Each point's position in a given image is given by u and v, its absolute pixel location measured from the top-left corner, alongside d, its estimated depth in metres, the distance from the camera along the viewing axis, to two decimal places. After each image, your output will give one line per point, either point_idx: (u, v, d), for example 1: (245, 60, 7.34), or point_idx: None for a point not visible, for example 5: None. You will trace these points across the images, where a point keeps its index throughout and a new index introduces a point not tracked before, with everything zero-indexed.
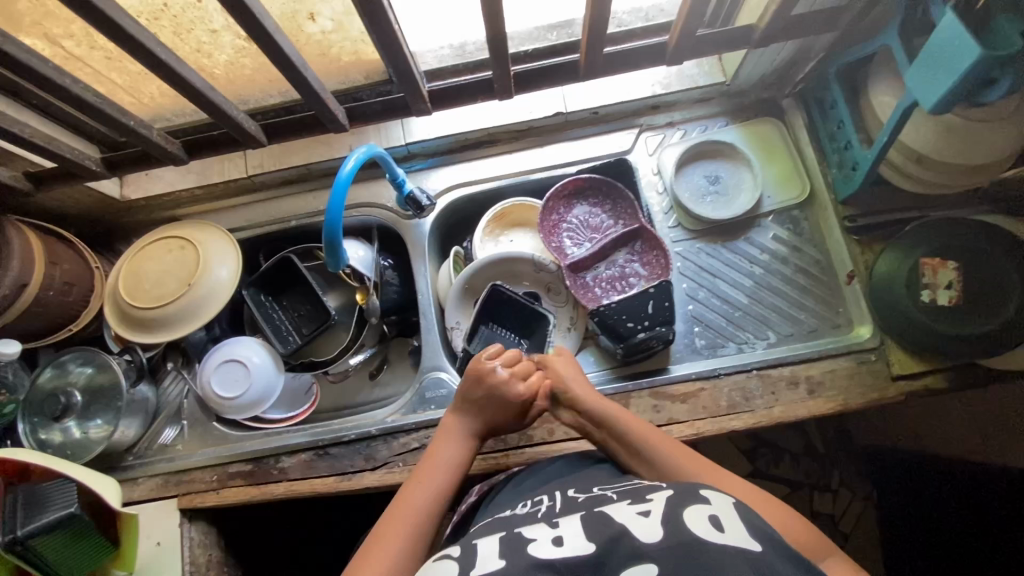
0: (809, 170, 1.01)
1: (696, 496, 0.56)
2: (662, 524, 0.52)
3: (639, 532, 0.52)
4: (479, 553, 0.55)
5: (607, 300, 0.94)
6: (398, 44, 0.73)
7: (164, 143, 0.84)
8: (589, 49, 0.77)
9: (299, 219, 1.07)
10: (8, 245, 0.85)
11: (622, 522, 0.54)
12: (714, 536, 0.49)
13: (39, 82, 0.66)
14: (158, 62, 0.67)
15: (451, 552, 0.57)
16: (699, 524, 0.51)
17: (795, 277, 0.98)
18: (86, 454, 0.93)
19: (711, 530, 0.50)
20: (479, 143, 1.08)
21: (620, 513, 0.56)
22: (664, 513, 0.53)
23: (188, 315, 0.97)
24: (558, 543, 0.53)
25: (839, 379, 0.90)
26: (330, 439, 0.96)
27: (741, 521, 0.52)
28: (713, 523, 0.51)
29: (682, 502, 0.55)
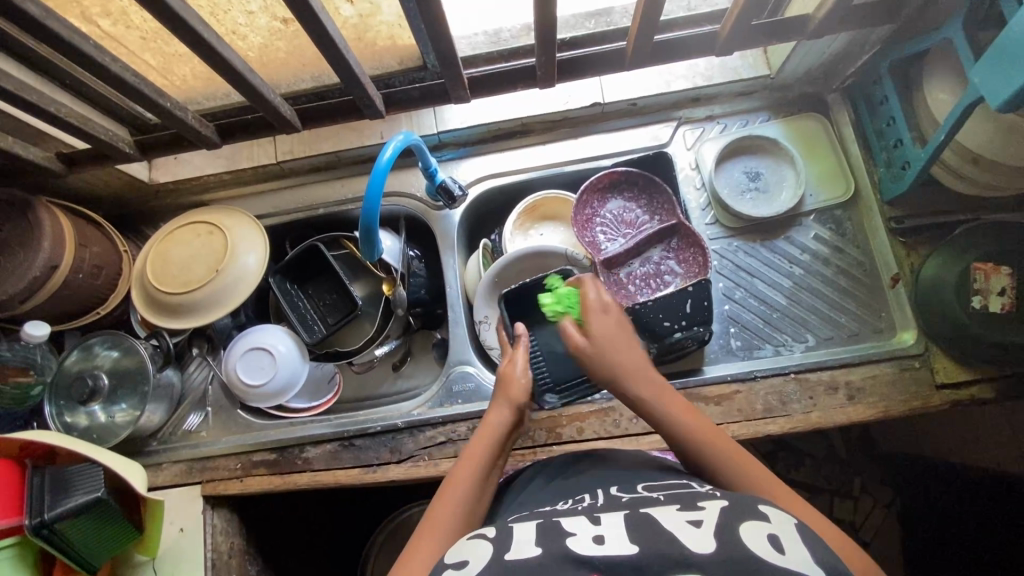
0: (854, 168, 0.98)
1: (752, 511, 0.51)
2: (715, 536, 0.48)
3: (687, 540, 0.48)
4: (515, 538, 0.53)
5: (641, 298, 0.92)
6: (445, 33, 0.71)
7: (198, 126, 0.82)
8: (638, 37, 0.73)
9: (327, 207, 1.06)
10: (39, 226, 0.84)
11: (670, 527, 0.50)
12: (772, 558, 0.45)
13: (77, 60, 0.64)
14: (199, 40, 0.65)
15: (485, 532, 0.56)
16: (758, 545, 0.47)
17: (836, 279, 0.95)
18: (112, 438, 0.92)
19: (770, 552, 0.46)
20: (511, 133, 1.05)
21: (667, 516, 0.52)
22: (718, 524, 0.49)
23: (214, 301, 0.96)
24: (599, 541, 0.49)
25: (881, 386, 0.88)
26: (356, 431, 0.95)
27: (801, 541, 0.48)
28: (773, 543, 0.47)
29: (738, 515, 0.51)
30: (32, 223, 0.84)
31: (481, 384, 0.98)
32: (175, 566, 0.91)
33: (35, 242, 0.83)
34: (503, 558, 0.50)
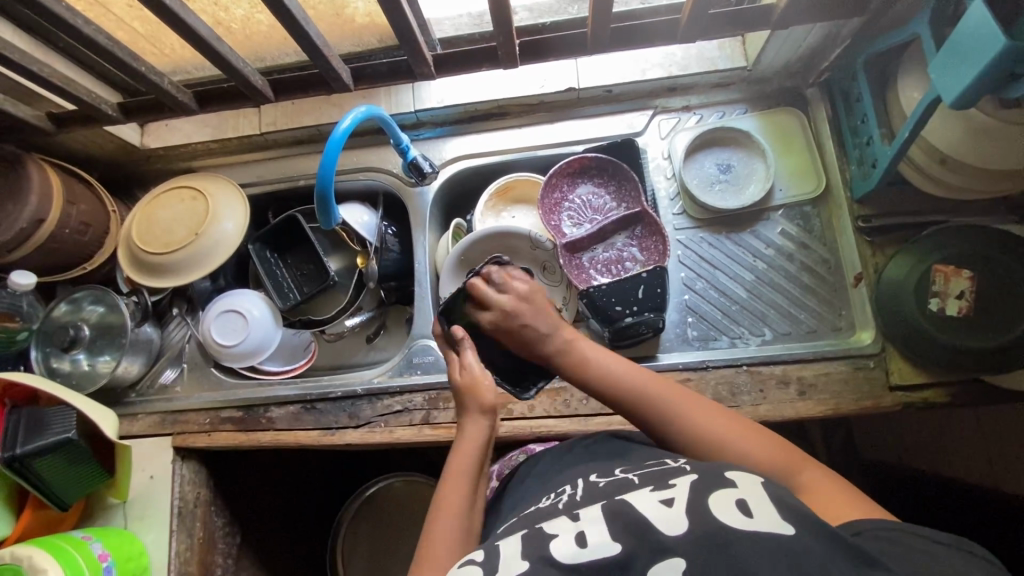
0: (826, 165, 0.97)
1: (720, 479, 0.53)
2: (687, 514, 0.50)
3: (659, 524, 0.49)
4: (502, 555, 0.53)
5: (597, 282, 0.93)
6: (402, 12, 0.72)
7: (176, 93, 0.85)
8: (596, 21, 0.74)
9: (306, 178, 1.09)
10: (28, 182, 0.89)
11: (643, 513, 0.51)
12: (743, 524, 0.47)
13: (54, 22, 0.68)
14: (164, 8, 0.68)
15: (474, 557, 0.54)
16: (727, 513, 0.49)
17: (799, 275, 0.95)
18: (89, 385, 0.98)
19: (737, 518, 0.48)
20: (489, 115, 1.07)
21: (640, 499, 0.54)
22: (688, 500, 0.51)
23: (195, 263, 1.01)
24: (582, 542, 0.51)
25: (832, 383, 0.88)
26: (317, 395, 0.99)
27: (769, 500, 0.50)
28: (741, 508, 0.49)
29: (705, 487, 0.52)
30: (22, 178, 0.89)
31: (440, 358, 1.01)
32: (144, 510, 0.97)
33: (23, 196, 0.88)
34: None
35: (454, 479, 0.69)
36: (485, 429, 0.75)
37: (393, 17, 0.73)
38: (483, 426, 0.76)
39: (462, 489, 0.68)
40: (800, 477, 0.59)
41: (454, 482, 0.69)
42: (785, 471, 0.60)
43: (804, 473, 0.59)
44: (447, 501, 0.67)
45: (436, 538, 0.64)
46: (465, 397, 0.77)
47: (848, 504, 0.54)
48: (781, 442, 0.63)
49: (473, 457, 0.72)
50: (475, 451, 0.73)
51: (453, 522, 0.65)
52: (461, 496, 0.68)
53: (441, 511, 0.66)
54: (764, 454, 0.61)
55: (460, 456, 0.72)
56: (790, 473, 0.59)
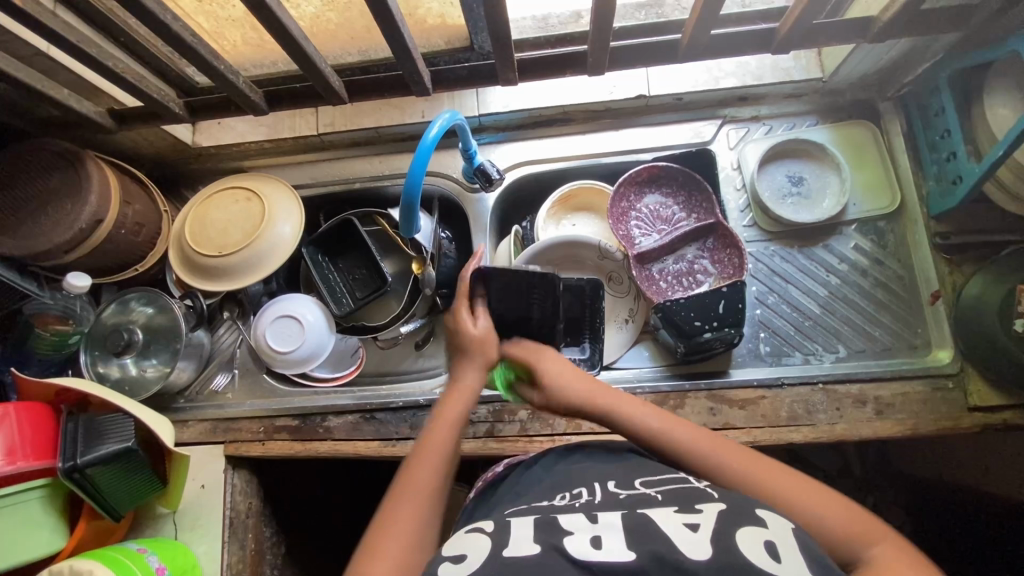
0: (901, 180, 0.95)
1: (751, 517, 0.52)
2: (712, 542, 0.48)
3: (682, 545, 0.48)
4: (512, 535, 0.53)
5: (673, 295, 0.91)
6: (501, 16, 0.70)
7: (247, 92, 0.82)
8: (697, 26, 0.71)
9: (363, 181, 1.06)
10: (87, 180, 0.85)
11: (666, 530, 0.51)
12: (769, 568, 0.46)
13: (141, 15, 0.65)
14: (261, 5, 0.65)
15: (482, 528, 0.56)
16: (753, 551, 0.47)
17: (873, 292, 0.93)
18: (143, 393, 0.94)
19: (767, 562, 0.46)
20: (553, 121, 1.05)
21: (664, 516, 0.53)
22: (714, 529, 0.50)
23: (251, 267, 0.98)
24: (597, 545, 0.50)
25: (911, 403, 0.86)
26: (378, 404, 0.96)
27: (798, 547, 0.49)
28: (769, 551, 0.47)
29: (734, 520, 0.51)
30: (81, 178, 0.85)
31: None
32: (195, 520, 0.94)
33: (82, 194, 0.85)
34: (501, 555, 0.50)
35: (441, 423, 0.70)
36: (481, 379, 0.76)
37: (489, 19, 0.70)
38: (480, 377, 0.76)
39: (447, 433, 0.68)
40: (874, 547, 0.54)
41: (439, 425, 0.69)
42: (861, 535, 0.55)
43: (879, 544, 0.54)
44: (430, 440, 0.67)
45: (416, 471, 0.64)
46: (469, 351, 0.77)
47: None
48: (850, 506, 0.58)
49: (463, 404, 0.73)
50: (468, 398, 0.73)
51: (433, 462, 0.65)
52: (444, 441, 0.67)
53: (424, 448, 0.66)
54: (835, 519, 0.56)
55: (450, 402, 0.72)
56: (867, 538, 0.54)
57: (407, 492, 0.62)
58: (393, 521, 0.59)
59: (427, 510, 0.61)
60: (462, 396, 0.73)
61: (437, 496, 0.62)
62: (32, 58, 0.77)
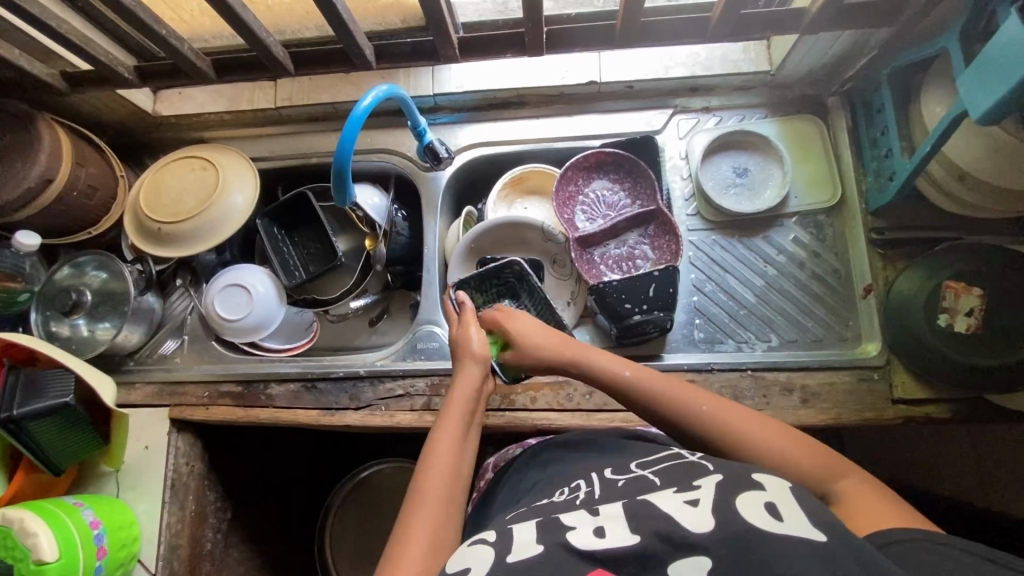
0: (843, 175, 0.96)
1: (749, 481, 0.54)
2: (712, 513, 0.50)
3: (685, 521, 0.50)
4: (515, 540, 0.56)
5: (608, 278, 0.92)
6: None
7: (194, 59, 0.84)
8: (629, 9, 0.73)
9: (319, 156, 1.08)
10: (39, 140, 0.87)
11: (666, 509, 0.53)
12: (770, 526, 0.48)
13: None
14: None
15: (486, 539, 0.58)
16: (756, 514, 0.49)
17: (809, 283, 0.94)
18: (90, 351, 0.97)
19: (767, 521, 0.49)
20: (507, 104, 1.06)
21: (664, 499, 0.54)
22: (714, 501, 0.52)
23: (204, 235, 1.00)
24: (600, 534, 0.53)
25: (836, 394, 0.88)
26: (320, 374, 0.98)
27: (797, 504, 0.51)
28: (770, 511, 0.50)
29: (733, 488, 0.53)
30: (33, 138, 0.87)
31: (444, 344, 0.99)
32: (136, 479, 0.97)
33: (33, 155, 0.87)
34: (505, 561, 0.52)
35: (445, 431, 0.70)
36: (477, 380, 0.76)
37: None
38: (475, 377, 0.77)
39: (447, 445, 0.69)
40: (839, 482, 0.58)
41: (444, 434, 0.70)
42: (823, 475, 0.58)
43: (846, 478, 0.58)
44: (432, 454, 0.68)
45: (423, 490, 0.65)
46: (461, 354, 0.80)
47: (888, 509, 0.53)
48: (820, 446, 0.61)
49: (462, 411, 0.73)
50: (466, 399, 0.74)
51: (443, 470, 0.66)
52: (450, 445, 0.69)
53: (428, 464, 0.67)
54: (803, 459, 0.60)
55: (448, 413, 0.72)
56: (831, 477, 0.58)
57: (414, 513, 0.63)
58: (405, 544, 0.60)
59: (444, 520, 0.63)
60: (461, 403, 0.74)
61: (451, 504, 0.65)
62: None
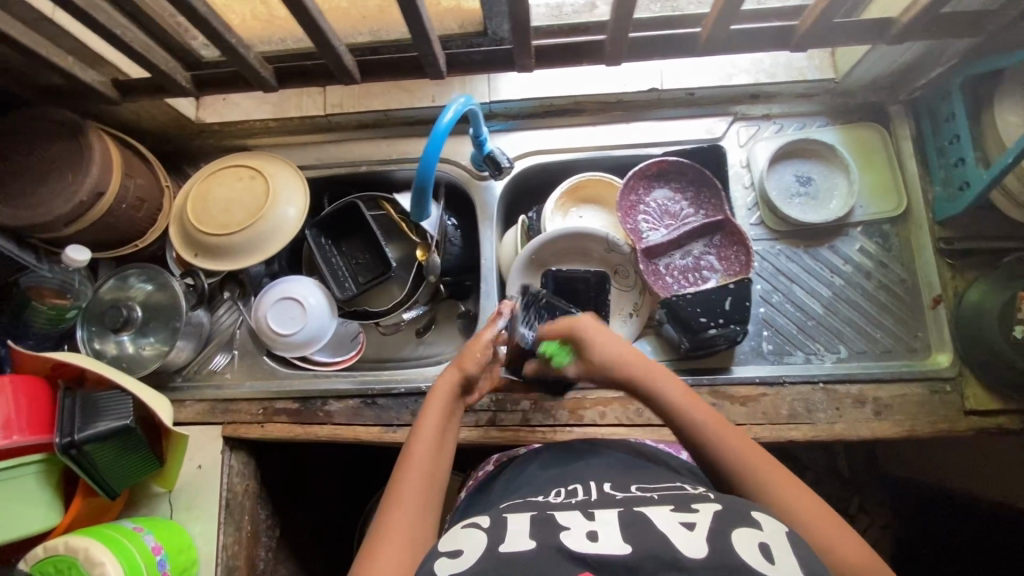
0: (908, 184, 0.95)
1: (746, 517, 0.54)
2: (708, 540, 0.51)
3: (679, 544, 0.51)
4: (510, 529, 0.56)
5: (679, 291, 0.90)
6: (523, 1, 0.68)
7: (258, 67, 0.80)
8: (720, 19, 0.71)
9: (369, 164, 1.05)
10: (90, 150, 0.83)
11: (663, 528, 0.53)
12: (763, 568, 0.48)
13: None
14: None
15: (479, 523, 0.58)
16: (749, 551, 0.50)
17: (876, 293, 0.93)
18: (141, 370, 0.93)
19: (761, 561, 0.49)
20: (564, 111, 1.04)
21: (660, 516, 0.55)
22: (711, 527, 0.52)
23: (254, 247, 0.97)
24: (594, 538, 0.53)
25: (908, 405, 0.88)
26: (380, 390, 0.95)
27: (793, 553, 0.51)
28: (763, 552, 0.50)
29: (730, 520, 0.53)
30: (82, 148, 0.83)
31: None
32: (191, 500, 0.94)
33: (84, 165, 0.83)
34: (498, 551, 0.53)
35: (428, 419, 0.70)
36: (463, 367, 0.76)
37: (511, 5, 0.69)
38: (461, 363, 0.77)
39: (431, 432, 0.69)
40: None
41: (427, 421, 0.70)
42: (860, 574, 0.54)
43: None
44: (413, 455, 0.67)
45: (405, 477, 0.65)
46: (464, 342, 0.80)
47: None
48: (863, 545, 0.56)
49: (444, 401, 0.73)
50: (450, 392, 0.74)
51: (424, 459, 0.67)
52: (432, 434, 0.69)
53: (409, 464, 0.66)
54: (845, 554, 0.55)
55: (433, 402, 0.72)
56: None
57: (395, 498, 0.63)
58: (389, 531, 0.60)
59: (423, 511, 0.63)
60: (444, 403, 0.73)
61: (431, 496, 0.65)
62: (37, 22, 0.74)
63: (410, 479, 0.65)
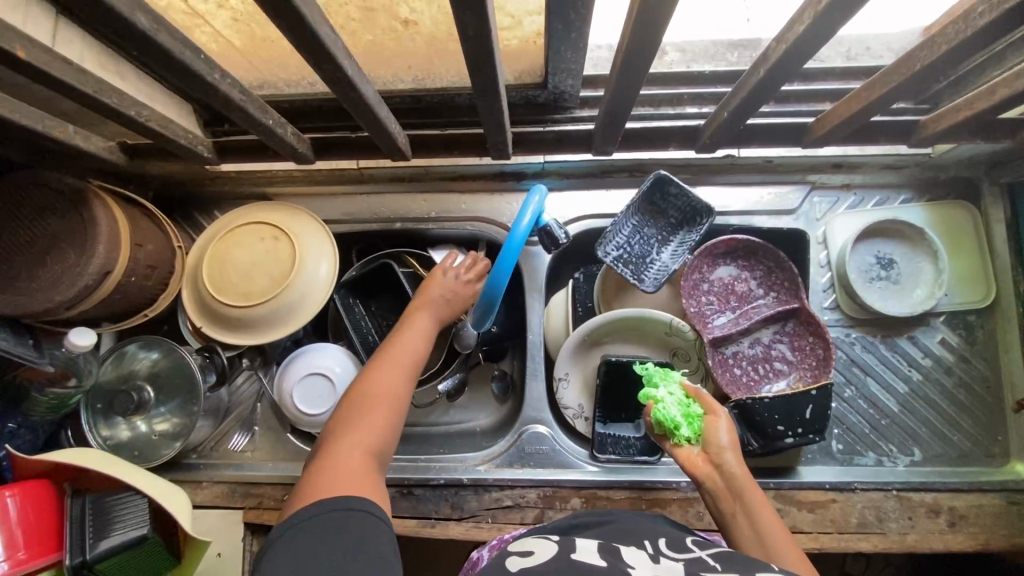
0: (998, 273, 0.88)
1: None
2: None
3: None
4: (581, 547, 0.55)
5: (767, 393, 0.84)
6: (629, 102, 0.65)
7: (294, 143, 0.69)
8: (854, 112, 0.61)
9: (404, 222, 0.95)
10: (95, 225, 0.71)
11: None
12: None
13: (185, 78, 0.50)
14: (339, 76, 0.52)
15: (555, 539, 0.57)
16: None
17: (955, 392, 0.88)
18: (157, 457, 0.86)
19: None
20: (624, 171, 0.93)
21: None
22: None
23: (279, 320, 0.86)
24: None
25: (986, 516, 0.81)
26: (416, 480, 0.87)
27: None
28: None
29: None
30: (85, 221, 0.72)
31: (555, 448, 0.90)
32: None
33: (88, 243, 0.71)
34: (568, 556, 0.52)
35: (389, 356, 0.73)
36: (428, 319, 0.79)
37: (617, 90, 0.63)
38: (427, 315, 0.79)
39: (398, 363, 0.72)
40: None
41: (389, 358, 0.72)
42: None
43: None
44: (368, 388, 0.68)
45: (365, 398, 0.67)
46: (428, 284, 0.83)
47: None
48: None
49: (413, 345, 0.75)
50: (419, 341, 0.76)
51: (386, 381, 0.69)
52: (398, 367, 0.71)
53: (365, 391, 0.68)
54: None
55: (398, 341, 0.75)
56: None
57: (349, 415, 0.65)
58: (343, 444, 0.61)
59: (377, 433, 0.64)
60: (395, 356, 0.72)
61: (387, 422, 0.66)
62: (28, 86, 0.62)
63: (368, 400, 0.67)
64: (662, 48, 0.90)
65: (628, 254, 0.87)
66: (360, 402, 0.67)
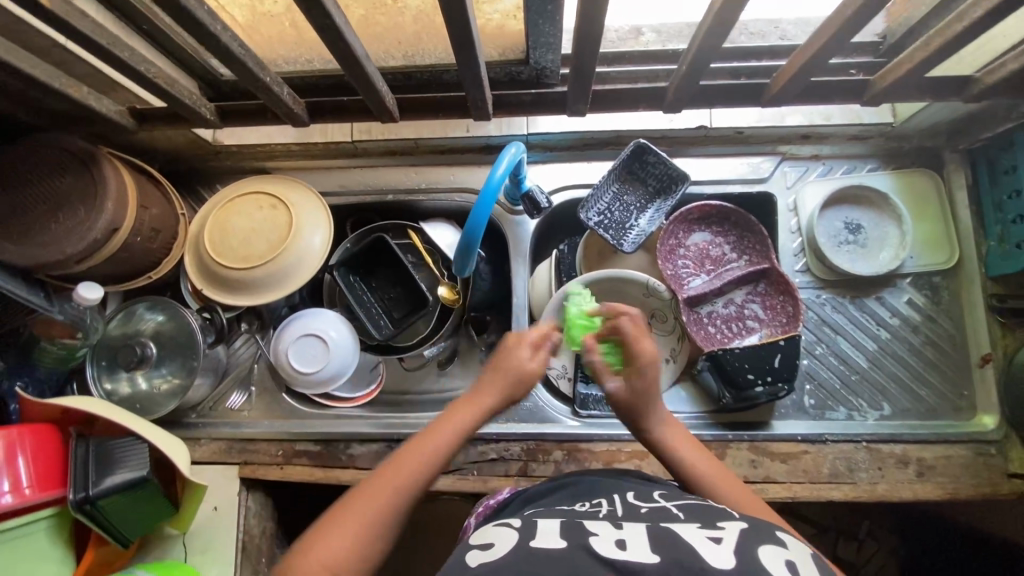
0: (961, 235, 0.92)
1: (772, 537, 0.49)
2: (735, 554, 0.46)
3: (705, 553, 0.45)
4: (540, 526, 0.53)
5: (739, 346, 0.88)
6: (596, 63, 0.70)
7: (290, 102, 0.75)
8: (805, 68, 0.67)
9: (396, 193, 1.00)
10: (104, 184, 0.77)
11: (688, 541, 0.48)
12: None
13: (191, 29, 0.56)
14: (329, 25, 0.57)
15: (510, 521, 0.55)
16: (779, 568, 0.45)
17: (922, 349, 0.91)
18: (157, 410, 0.89)
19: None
20: (603, 144, 0.99)
21: (686, 531, 0.50)
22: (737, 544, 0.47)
23: (276, 283, 0.91)
24: (621, 545, 0.48)
25: (952, 467, 0.84)
26: (406, 435, 0.91)
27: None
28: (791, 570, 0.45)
29: (756, 538, 0.48)
30: (95, 180, 0.77)
31: (538, 403, 0.93)
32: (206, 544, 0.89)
33: (98, 201, 0.77)
34: (528, 544, 0.49)
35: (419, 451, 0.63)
36: (474, 415, 0.65)
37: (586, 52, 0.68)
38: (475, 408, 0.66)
39: (414, 465, 0.61)
40: None
41: (412, 450, 0.63)
42: None
43: None
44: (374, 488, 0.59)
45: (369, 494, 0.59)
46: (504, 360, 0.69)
47: None
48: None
49: (445, 443, 0.63)
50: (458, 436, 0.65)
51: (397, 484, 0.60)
52: (418, 466, 0.62)
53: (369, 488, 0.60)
54: None
55: (431, 436, 0.64)
56: None
57: (342, 514, 0.58)
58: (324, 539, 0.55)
59: (364, 539, 0.56)
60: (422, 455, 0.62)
61: (383, 527, 0.58)
62: (49, 50, 0.68)
63: (363, 506, 0.58)
64: (638, 29, 0.96)
65: (608, 219, 0.92)
66: (355, 499, 0.59)
